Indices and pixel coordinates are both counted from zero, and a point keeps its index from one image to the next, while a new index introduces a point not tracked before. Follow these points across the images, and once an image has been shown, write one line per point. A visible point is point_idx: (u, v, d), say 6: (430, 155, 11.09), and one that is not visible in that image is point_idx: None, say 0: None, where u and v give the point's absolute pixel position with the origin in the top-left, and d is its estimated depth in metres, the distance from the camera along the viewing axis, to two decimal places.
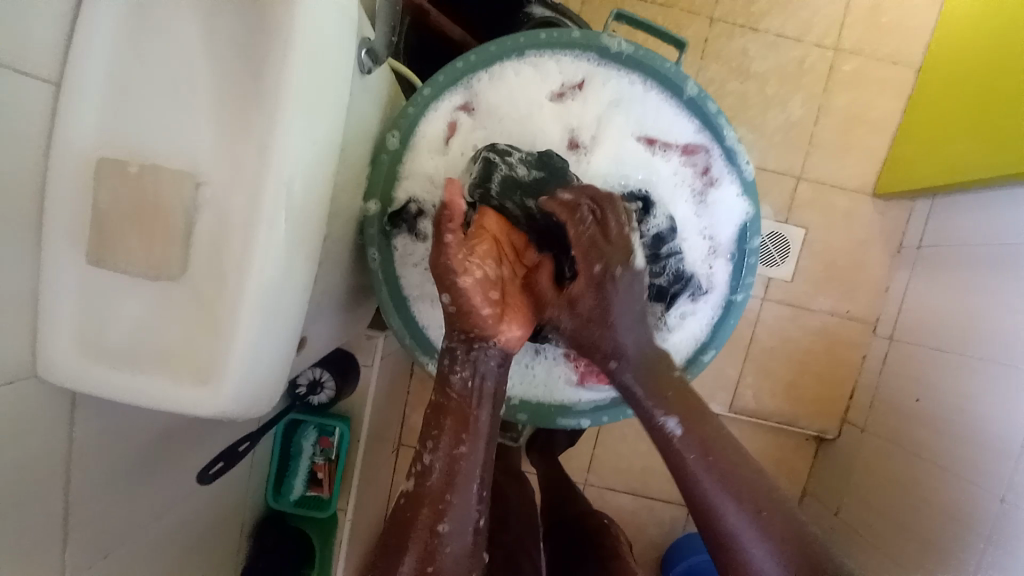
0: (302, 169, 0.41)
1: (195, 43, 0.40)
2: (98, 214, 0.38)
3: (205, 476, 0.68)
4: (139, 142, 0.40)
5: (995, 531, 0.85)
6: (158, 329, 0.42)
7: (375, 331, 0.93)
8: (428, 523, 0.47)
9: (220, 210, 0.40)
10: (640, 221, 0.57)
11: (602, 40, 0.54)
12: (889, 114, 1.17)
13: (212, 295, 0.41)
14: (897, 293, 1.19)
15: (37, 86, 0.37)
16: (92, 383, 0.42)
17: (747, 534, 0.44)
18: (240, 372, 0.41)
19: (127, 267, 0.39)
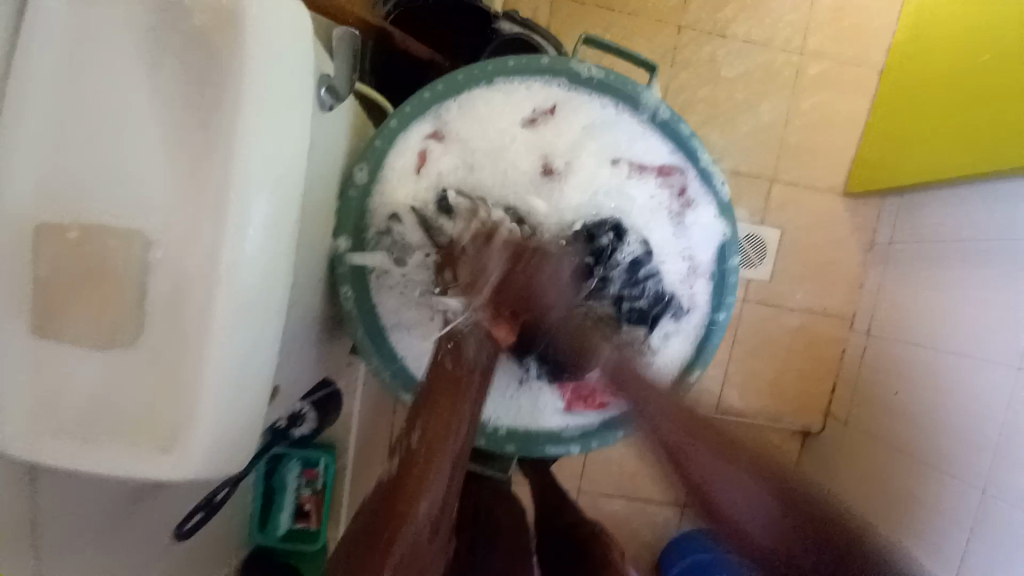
0: (268, 223, 0.39)
1: (134, 96, 0.38)
2: (39, 281, 0.37)
3: (181, 531, 0.65)
4: (75, 202, 0.37)
5: (976, 522, 0.87)
6: (108, 397, 0.39)
7: (354, 357, 0.90)
8: (404, 497, 0.41)
9: (175, 268, 0.38)
10: (613, 249, 0.57)
11: (571, 66, 0.54)
12: (856, 114, 1.20)
13: (168, 354, 0.39)
14: (872, 288, 1.22)
15: None
16: (36, 459, 0.38)
17: (714, 473, 0.39)
18: (210, 434, 0.39)
19: (77, 335, 0.38)
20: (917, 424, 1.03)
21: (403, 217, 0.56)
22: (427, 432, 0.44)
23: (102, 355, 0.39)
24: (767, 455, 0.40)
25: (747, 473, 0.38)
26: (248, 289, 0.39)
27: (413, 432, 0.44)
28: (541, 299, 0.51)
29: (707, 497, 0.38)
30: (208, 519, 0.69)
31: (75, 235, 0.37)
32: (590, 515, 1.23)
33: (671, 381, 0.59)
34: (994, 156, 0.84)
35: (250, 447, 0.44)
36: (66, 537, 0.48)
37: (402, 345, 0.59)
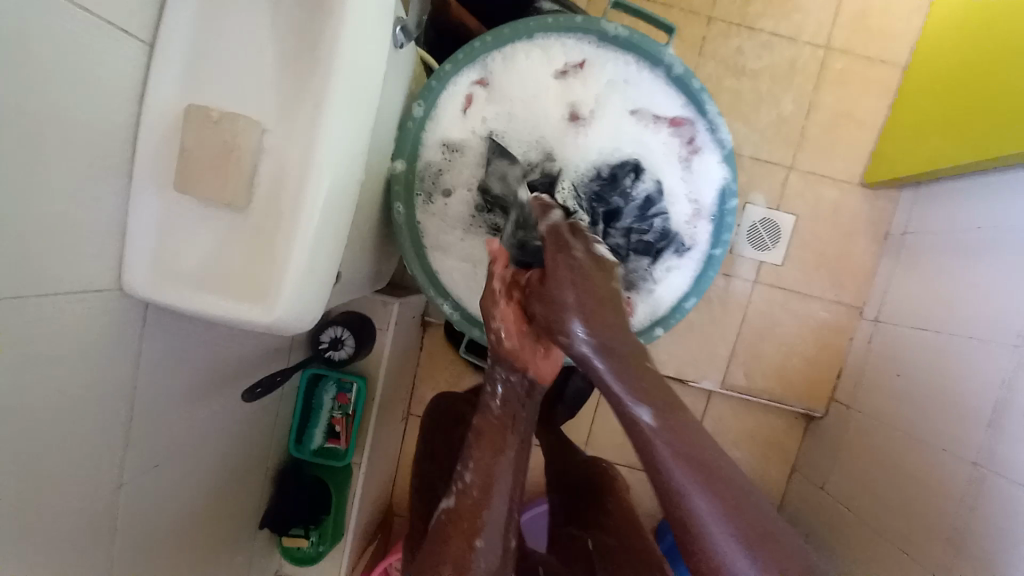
0: (347, 129, 0.49)
1: (261, 15, 0.48)
2: (187, 151, 0.47)
3: (249, 394, 0.77)
4: (219, 98, 0.48)
5: (970, 495, 0.89)
6: (220, 257, 0.50)
7: (389, 297, 1.01)
8: (465, 537, 0.57)
9: (278, 160, 0.48)
10: (630, 185, 0.66)
11: (601, 26, 0.62)
12: (877, 110, 1.25)
13: (269, 228, 0.49)
14: (883, 278, 1.26)
15: (140, 48, 0.47)
16: (166, 298, 0.50)
17: (691, 491, 0.45)
18: (292, 294, 0.49)
19: (205, 197, 0.48)
20: (913, 405, 1.07)
21: (453, 151, 0.67)
22: (480, 474, 0.59)
23: (222, 218, 0.49)
24: (740, 490, 0.46)
25: (723, 505, 0.45)
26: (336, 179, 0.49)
27: (465, 469, 0.61)
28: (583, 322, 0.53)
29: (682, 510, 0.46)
30: (269, 393, 0.79)
31: (216, 116, 0.46)
32: None
33: (670, 308, 0.67)
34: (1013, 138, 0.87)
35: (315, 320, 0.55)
36: (155, 394, 0.60)
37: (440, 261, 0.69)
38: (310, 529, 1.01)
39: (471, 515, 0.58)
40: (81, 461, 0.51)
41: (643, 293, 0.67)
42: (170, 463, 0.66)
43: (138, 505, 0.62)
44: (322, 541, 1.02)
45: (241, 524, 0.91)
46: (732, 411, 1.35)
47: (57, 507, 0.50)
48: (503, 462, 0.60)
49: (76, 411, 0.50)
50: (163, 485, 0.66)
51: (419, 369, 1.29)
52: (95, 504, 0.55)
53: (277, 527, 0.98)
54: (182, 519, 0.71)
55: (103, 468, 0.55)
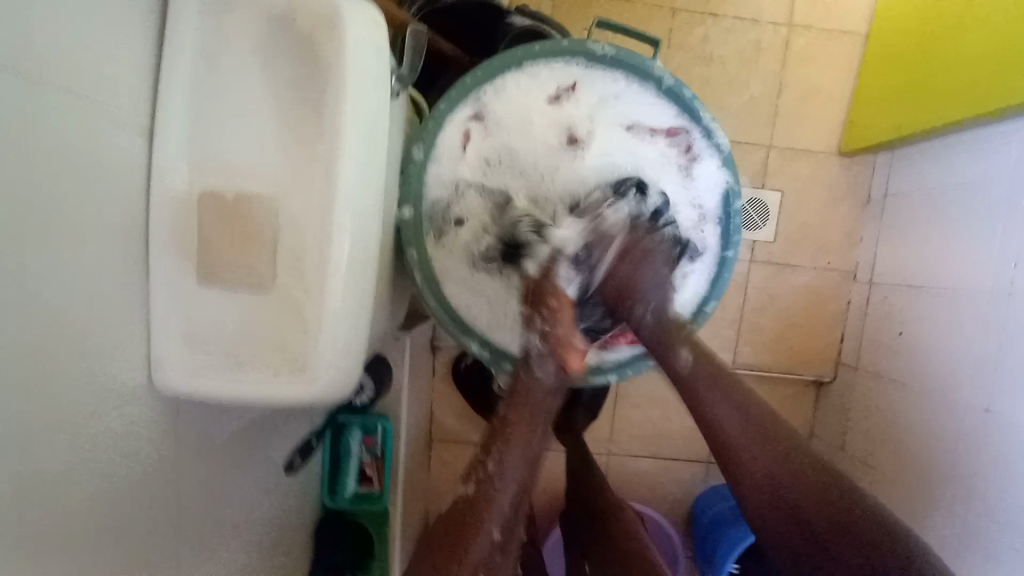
0: (366, 190, 0.50)
1: (258, 84, 0.49)
2: (207, 240, 0.48)
3: (290, 465, 0.82)
4: (227, 173, 0.49)
5: (984, 442, 0.91)
6: (255, 337, 0.52)
7: (401, 331, 0.98)
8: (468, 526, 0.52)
9: (294, 226, 0.49)
10: (635, 201, 0.66)
11: (588, 47, 0.63)
12: (843, 79, 1.27)
13: (297, 299, 0.51)
14: (870, 242, 1.28)
15: (131, 137, 0.46)
16: (202, 384, 0.51)
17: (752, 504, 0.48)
18: (332, 365, 0.51)
19: (232, 282, 0.50)
20: (918, 362, 1.10)
21: (459, 187, 0.67)
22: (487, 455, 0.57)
23: (251, 296, 0.51)
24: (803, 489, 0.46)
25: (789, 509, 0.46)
26: (357, 242, 0.50)
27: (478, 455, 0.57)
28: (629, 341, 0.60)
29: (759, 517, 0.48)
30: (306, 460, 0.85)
31: (230, 199, 0.48)
32: (619, 473, 1.25)
33: (692, 313, 0.69)
34: (997, 94, 0.88)
35: (356, 380, 0.56)
36: (197, 474, 0.59)
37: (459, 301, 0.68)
38: None
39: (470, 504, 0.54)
40: (137, 558, 0.51)
41: None
42: (216, 539, 0.65)
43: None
44: None
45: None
46: (747, 388, 1.35)
47: None
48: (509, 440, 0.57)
49: (126, 511, 0.49)
50: (216, 562, 0.65)
51: (433, 395, 1.28)
52: None
53: None
54: None
55: (158, 560, 0.54)
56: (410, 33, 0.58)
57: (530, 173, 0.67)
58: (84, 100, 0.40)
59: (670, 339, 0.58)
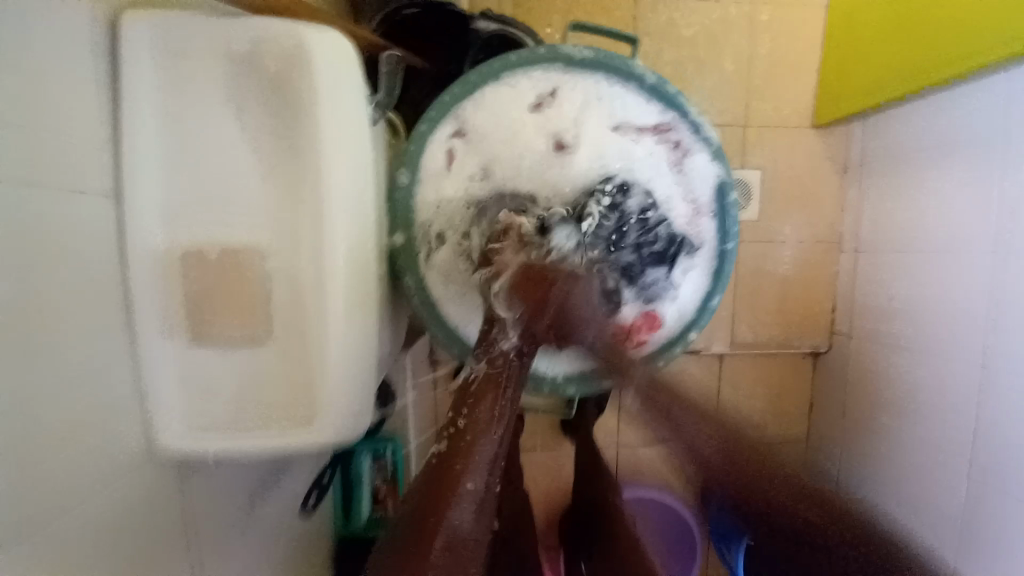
0: (356, 226, 0.50)
1: (235, 135, 0.48)
2: (197, 299, 0.48)
3: (304, 506, 0.79)
4: (214, 231, 0.48)
5: (983, 393, 0.94)
6: (255, 389, 0.52)
7: (401, 353, 0.95)
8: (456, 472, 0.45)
9: (290, 275, 0.49)
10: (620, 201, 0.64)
11: (565, 51, 0.62)
12: (810, 48, 1.27)
13: (297, 348, 0.51)
14: (853, 209, 1.29)
15: (98, 202, 0.43)
16: (206, 447, 0.50)
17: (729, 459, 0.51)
18: (339, 408, 0.51)
19: (226, 338, 0.49)
20: (910, 323, 1.11)
21: (449, 209, 0.65)
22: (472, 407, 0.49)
23: (248, 350, 0.51)
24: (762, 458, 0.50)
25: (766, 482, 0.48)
26: (350, 281, 0.50)
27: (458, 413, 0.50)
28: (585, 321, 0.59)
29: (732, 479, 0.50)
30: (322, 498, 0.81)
31: (214, 255, 0.48)
32: (631, 467, 1.17)
33: (697, 310, 0.68)
34: (968, 54, 0.88)
35: (366, 420, 0.56)
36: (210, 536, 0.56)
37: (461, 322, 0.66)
38: None
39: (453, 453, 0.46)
40: None
41: (667, 301, 0.68)
42: None
43: None
44: None
45: None
46: (746, 367, 1.35)
47: None
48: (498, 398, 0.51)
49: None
50: None
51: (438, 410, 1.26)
52: None
53: None
54: None
55: None
56: (385, 62, 0.60)
57: (516, 185, 0.65)
58: (50, 166, 0.37)
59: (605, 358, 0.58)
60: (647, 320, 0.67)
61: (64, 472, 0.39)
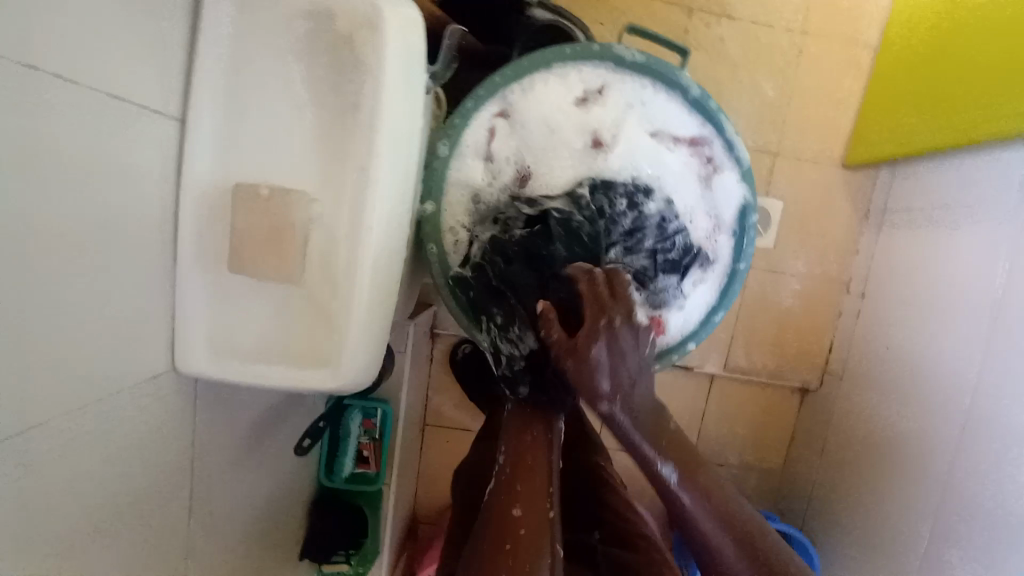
0: (394, 189, 0.52)
1: (299, 85, 0.51)
2: (241, 233, 0.50)
3: (299, 447, 0.86)
4: (265, 174, 0.52)
5: (959, 453, 0.95)
6: (280, 326, 0.55)
7: (407, 320, 0.98)
8: (512, 537, 0.51)
9: (330, 227, 0.52)
10: (640, 204, 0.68)
11: (617, 52, 0.63)
12: (853, 88, 1.27)
13: (325, 297, 0.54)
14: (867, 253, 1.30)
15: (155, 133, 0.47)
16: (228, 374, 0.54)
17: (698, 512, 0.54)
18: (355, 358, 0.54)
19: (262, 275, 0.52)
20: (902, 372, 1.13)
21: (480, 188, 0.67)
22: (513, 472, 0.58)
23: (283, 290, 0.54)
24: (733, 515, 0.54)
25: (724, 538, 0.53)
26: (384, 239, 0.52)
27: (502, 476, 0.58)
28: (625, 370, 0.55)
29: (705, 537, 0.54)
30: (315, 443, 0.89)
31: (265, 193, 0.50)
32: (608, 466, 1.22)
33: (700, 321, 0.71)
34: (992, 123, 0.91)
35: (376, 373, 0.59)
36: (203, 461, 0.61)
37: (472, 296, 0.67)
38: (351, 555, 1.04)
39: (510, 524, 0.52)
40: (151, 535, 0.54)
41: (674, 309, 0.70)
42: (218, 517, 0.67)
43: (203, 559, 0.65)
44: (362, 563, 1.05)
45: (282, 559, 0.93)
46: (735, 391, 1.37)
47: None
48: (535, 465, 0.58)
49: (143, 494, 0.51)
50: (216, 545, 0.68)
51: (431, 381, 1.30)
52: (169, 566, 0.58)
53: (324, 556, 1.00)
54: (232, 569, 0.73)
55: (171, 535, 0.57)
56: (446, 38, 0.61)
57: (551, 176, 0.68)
58: (110, 85, 0.41)
59: (647, 433, 0.56)
60: None
61: (86, 373, 0.43)
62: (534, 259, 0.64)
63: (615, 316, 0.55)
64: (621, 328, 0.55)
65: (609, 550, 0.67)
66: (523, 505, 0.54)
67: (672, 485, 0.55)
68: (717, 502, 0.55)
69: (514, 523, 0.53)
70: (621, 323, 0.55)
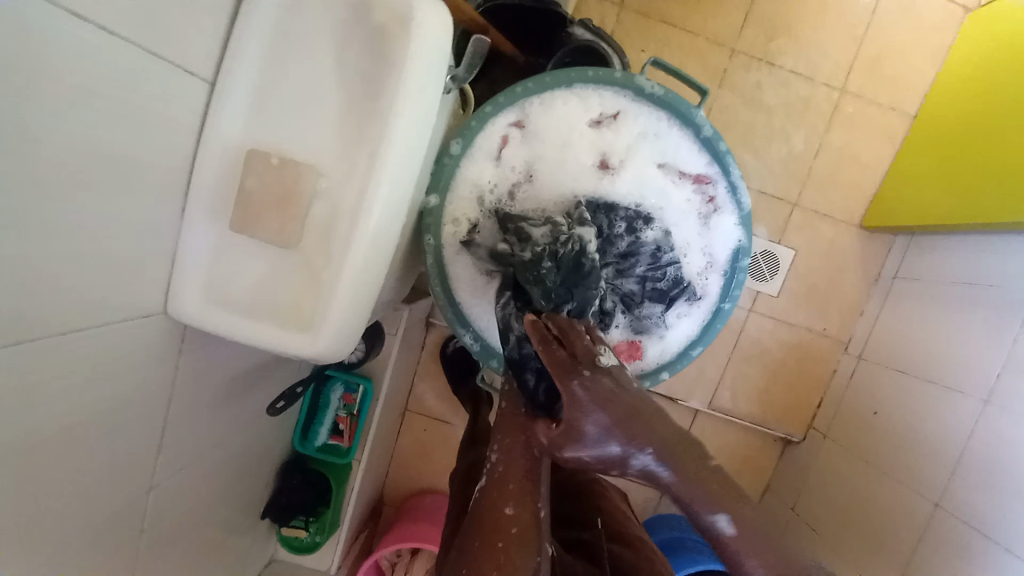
0: (396, 178, 0.55)
1: (327, 66, 0.54)
2: (245, 195, 0.53)
3: (273, 408, 0.87)
4: (279, 143, 0.55)
5: (929, 531, 0.94)
6: (270, 287, 0.58)
7: (402, 305, 1.01)
8: (501, 536, 0.51)
9: (331, 202, 0.55)
10: (638, 231, 0.69)
11: (638, 82, 0.65)
12: (883, 154, 1.27)
13: (316, 267, 0.57)
14: (870, 317, 1.29)
15: (187, 90, 0.50)
16: (213, 323, 0.57)
17: (754, 564, 0.48)
18: (335, 328, 0.56)
19: (261, 236, 0.55)
20: (884, 443, 1.11)
21: (486, 191, 0.69)
22: (506, 462, 0.57)
23: (277, 253, 0.57)
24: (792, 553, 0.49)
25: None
26: (382, 223, 0.55)
27: (495, 470, 0.57)
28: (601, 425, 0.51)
29: None
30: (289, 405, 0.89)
31: (276, 162, 0.53)
32: None
33: (678, 353, 0.72)
34: (1011, 209, 0.91)
35: (354, 347, 0.61)
36: (181, 403, 0.64)
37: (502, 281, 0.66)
38: (310, 522, 1.07)
39: (499, 522, 0.52)
40: (119, 462, 0.57)
41: (654, 337, 0.72)
42: (187, 459, 0.70)
43: (165, 497, 0.68)
44: (320, 532, 1.08)
45: (245, 514, 0.96)
46: (715, 431, 1.37)
47: (95, 501, 0.55)
48: (530, 456, 0.56)
49: (116, 422, 0.54)
50: (182, 485, 0.71)
51: (419, 368, 1.33)
52: (130, 496, 0.61)
53: (281, 518, 1.03)
54: (192, 513, 0.76)
55: (137, 467, 0.60)
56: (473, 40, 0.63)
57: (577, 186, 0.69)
58: (152, 41, 0.44)
59: (681, 487, 0.50)
60: (630, 347, 0.71)
61: (84, 300, 0.46)
62: (557, 262, 0.61)
63: (582, 369, 0.52)
64: (588, 378, 0.52)
65: (609, 546, 0.69)
66: (515, 504, 0.53)
67: (722, 536, 0.49)
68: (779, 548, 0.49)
69: (504, 523, 0.52)
70: (587, 372, 0.52)
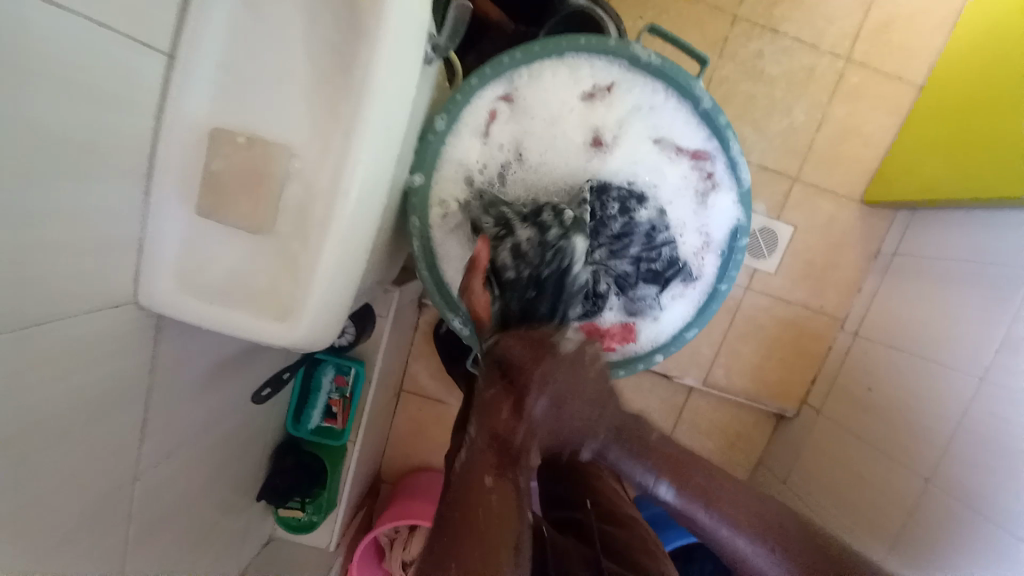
0: (373, 156, 0.52)
1: (297, 35, 0.50)
2: (213, 176, 0.51)
3: (258, 396, 0.86)
4: (247, 120, 0.51)
5: (919, 506, 0.95)
6: (244, 274, 0.55)
7: (392, 286, 0.99)
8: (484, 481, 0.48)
9: (305, 182, 0.52)
10: (632, 211, 0.67)
11: (633, 51, 0.61)
12: (887, 126, 1.23)
13: (292, 251, 0.54)
14: (868, 294, 1.27)
15: (145, 65, 0.46)
16: (184, 311, 0.55)
17: (706, 519, 0.54)
18: (314, 314, 0.54)
19: (232, 221, 0.52)
20: (876, 420, 1.12)
21: (473, 170, 0.66)
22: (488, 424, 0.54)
23: (250, 238, 0.54)
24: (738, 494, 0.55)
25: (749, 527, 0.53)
26: (361, 205, 0.52)
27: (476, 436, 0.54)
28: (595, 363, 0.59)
29: (721, 544, 0.54)
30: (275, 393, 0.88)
31: (243, 141, 0.50)
32: None
33: (672, 335, 0.69)
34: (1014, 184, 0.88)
35: (336, 332, 0.60)
36: (162, 393, 0.63)
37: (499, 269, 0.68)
38: (306, 502, 1.08)
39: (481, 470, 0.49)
40: (100, 454, 0.55)
41: (648, 320, 0.69)
42: (174, 447, 0.69)
43: (153, 484, 0.67)
44: (317, 512, 1.09)
45: (239, 497, 0.96)
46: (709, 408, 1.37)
47: (79, 493, 0.54)
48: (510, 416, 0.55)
49: (95, 415, 0.53)
50: (170, 472, 0.70)
51: (413, 348, 1.31)
52: (116, 485, 0.60)
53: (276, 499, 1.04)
54: (182, 498, 0.75)
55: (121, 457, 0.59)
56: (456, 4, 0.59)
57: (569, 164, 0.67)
58: (102, 11, 0.40)
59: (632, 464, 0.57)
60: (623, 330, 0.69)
61: (52, 294, 0.43)
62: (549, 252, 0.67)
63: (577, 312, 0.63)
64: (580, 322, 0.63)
65: (602, 528, 0.68)
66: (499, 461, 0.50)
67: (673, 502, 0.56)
68: (724, 506, 0.54)
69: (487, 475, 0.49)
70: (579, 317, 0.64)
